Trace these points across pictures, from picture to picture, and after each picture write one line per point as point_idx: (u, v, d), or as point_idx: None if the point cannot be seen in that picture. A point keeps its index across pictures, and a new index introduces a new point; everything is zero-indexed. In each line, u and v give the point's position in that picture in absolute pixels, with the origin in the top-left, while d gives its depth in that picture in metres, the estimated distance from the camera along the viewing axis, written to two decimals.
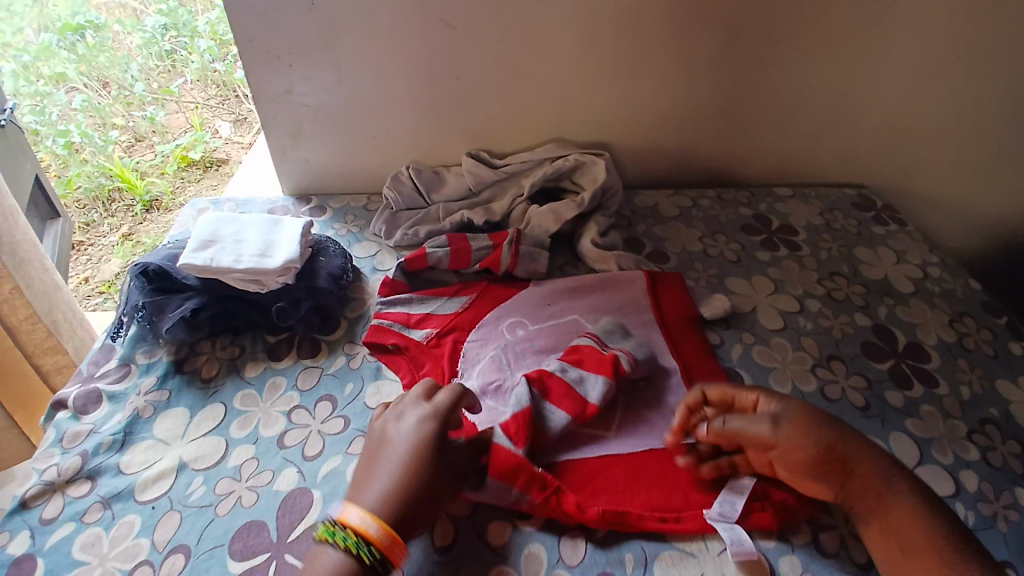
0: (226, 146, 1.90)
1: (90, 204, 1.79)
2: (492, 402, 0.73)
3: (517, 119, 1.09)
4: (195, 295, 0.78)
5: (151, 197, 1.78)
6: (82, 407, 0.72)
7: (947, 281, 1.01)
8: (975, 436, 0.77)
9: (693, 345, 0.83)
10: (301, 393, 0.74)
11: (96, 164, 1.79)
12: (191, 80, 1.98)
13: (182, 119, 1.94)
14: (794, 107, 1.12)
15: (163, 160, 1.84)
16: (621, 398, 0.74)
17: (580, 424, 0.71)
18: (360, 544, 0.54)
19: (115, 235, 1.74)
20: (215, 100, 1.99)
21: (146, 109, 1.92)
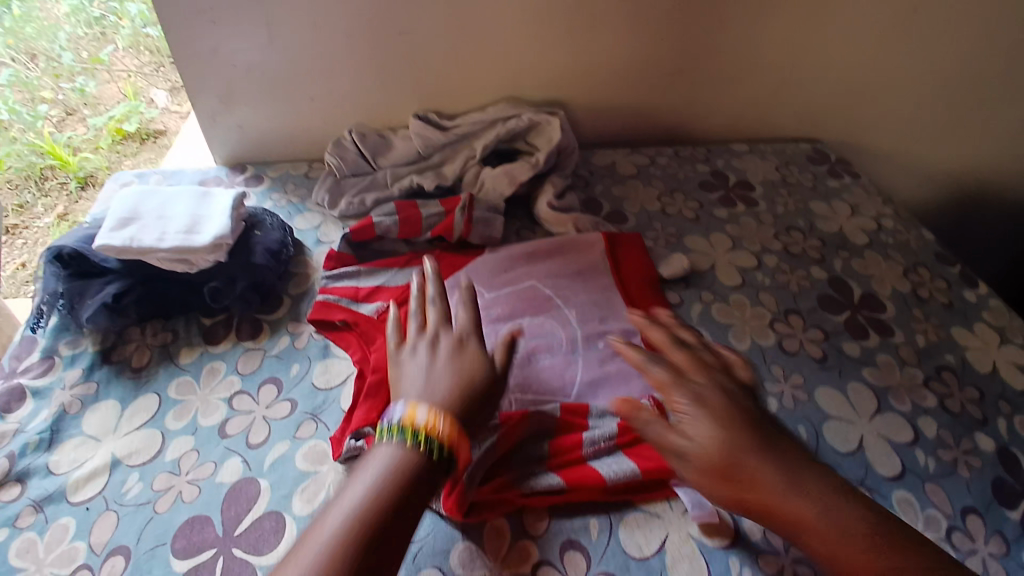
0: (162, 117, 1.75)
1: (21, 184, 1.60)
2: None
3: (466, 78, 1.03)
4: (117, 279, 0.72)
5: (85, 174, 1.64)
6: (4, 405, 0.66)
7: (901, 232, 1.02)
8: (931, 383, 0.78)
9: (653, 305, 0.81)
10: (243, 377, 0.69)
11: (26, 142, 1.60)
12: (122, 48, 1.80)
13: (116, 90, 1.77)
14: (750, 59, 1.09)
15: (97, 134, 1.68)
16: (582, 364, 0.72)
17: (539, 393, 0.69)
18: (426, 439, 0.52)
19: (50, 216, 1.56)
20: (149, 67, 1.82)
21: (76, 80, 1.74)
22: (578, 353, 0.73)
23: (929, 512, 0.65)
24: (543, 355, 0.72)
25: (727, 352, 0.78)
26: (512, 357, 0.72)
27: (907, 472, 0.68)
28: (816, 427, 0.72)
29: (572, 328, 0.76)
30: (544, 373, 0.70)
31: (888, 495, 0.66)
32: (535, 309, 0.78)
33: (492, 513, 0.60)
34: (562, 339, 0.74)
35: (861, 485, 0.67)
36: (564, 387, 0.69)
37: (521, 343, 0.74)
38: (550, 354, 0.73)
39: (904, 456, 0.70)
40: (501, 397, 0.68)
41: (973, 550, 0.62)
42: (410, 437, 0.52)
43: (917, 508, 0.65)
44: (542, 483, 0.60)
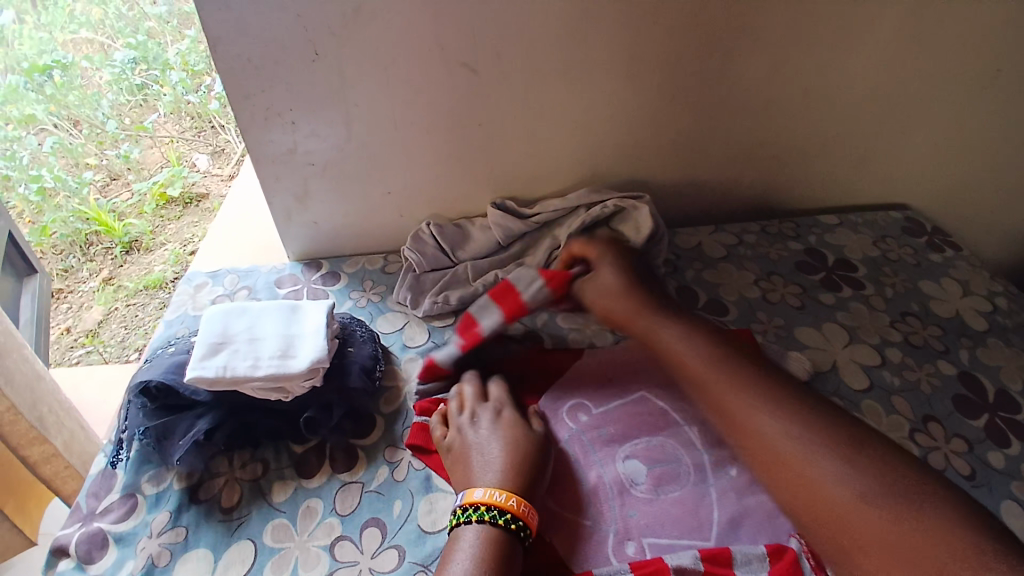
0: (205, 180, 1.77)
1: (66, 250, 1.64)
2: (569, 515, 0.63)
3: (544, 165, 1.00)
4: (208, 411, 0.67)
5: (130, 238, 1.65)
6: (87, 555, 0.60)
7: (1019, 313, 0.94)
8: None
9: None
10: (343, 519, 0.63)
11: (72, 208, 1.61)
12: (164, 115, 1.83)
13: (158, 155, 1.80)
14: (838, 132, 1.04)
15: (140, 199, 1.71)
16: (716, 497, 0.64)
17: (675, 536, 0.61)
18: (490, 510, 0.57)
19: (95, 280, 1.61)
20: (191, 133, 1.85)
21: (119, 147, 1.76)
22: (710, 482, 0.65)
23: None
24: (671, 486, 0.65)
25: None
26: (636, 489, 0.64)
27: None
28: None
29: (698, 451, 0.67)
30: (676, 510, 0.63)
31: None
32: (653, 427, 0.70)
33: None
34: (689, 466, 0.66)
35: None
36: (702, 527, 0.61)
37: (644, 471, 0.66)
38: (679, 485, 0.65)
39: None
40: (632, 542, 0.60)
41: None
42: (476, 514, 0.57)
43: None
44: None
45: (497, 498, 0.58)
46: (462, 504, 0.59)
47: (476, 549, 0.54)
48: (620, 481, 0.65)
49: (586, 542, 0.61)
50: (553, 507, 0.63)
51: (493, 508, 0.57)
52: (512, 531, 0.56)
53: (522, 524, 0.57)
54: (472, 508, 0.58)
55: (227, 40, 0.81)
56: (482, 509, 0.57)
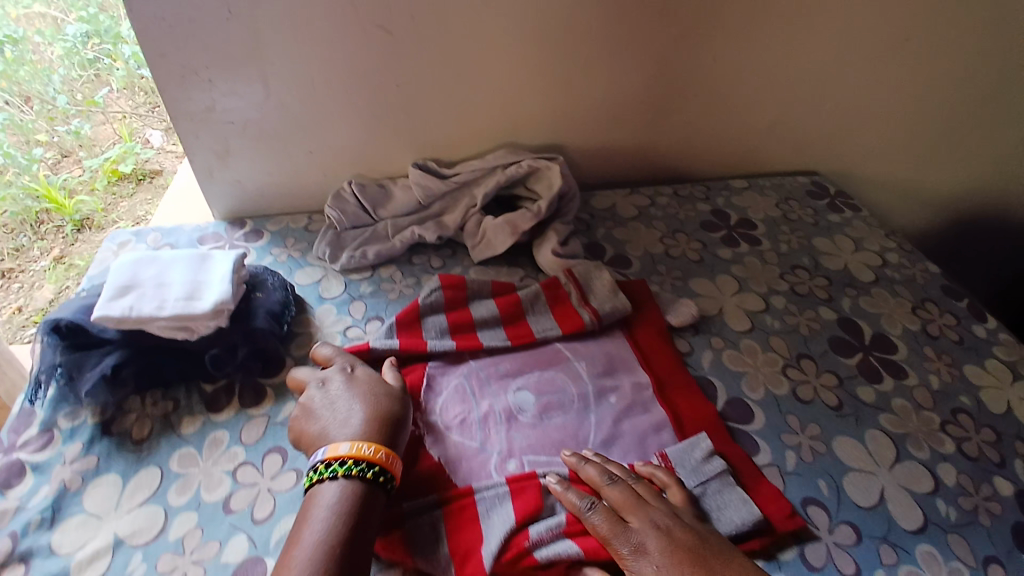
0: (159, 157, 1.66)
1: (15, 228, 1.44)
2: (458, 438, 0.68)
3: (463, 127, 1.04)
4: (114, 349, 0.70)
5: (80, 216, 1.50)
6: (4, 481, 0.64)
7: (906, 267, 1.01)
8: (948, 427, 0.76)
9: (662, 357, 0.79)
10: (246, 448, 0.67)
11: (19, 183, 1.43)
12: (116, 88, 1.63)
13: (111, 131, 1.63)
14: (742, 99, 1.10)
15: (92, 175, 1.56)
16: (594, 422, 0.71)
17: (552, 454, 0.67)
18: (358, 464, 0.57)
19: (46, 259, 1.43)
20: (145, 108, 1.69)
21: (69, 121, 1.56)
22: (590, 410, 0.72)
23: (953, 564, 0.63)
24: (555, 413, 0.71)
25: (740, 401, 0.76)
26: (523, 416, 0.71)
27: (929, 523, 0.66)
28: (836, 480, 0.69)
29: (582, 383, 0.74)
30: (556, 433, 0.69)
31: (912, 550, 0.64)
32: (545, 365, 0.77)
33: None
34: (573, 396, 0.73)
35: (884, 540, 0.64)
36: (577, 446, 0.68)
37: (532, 401, 0.72)
38: (563, 411, 0.71)
39: (926, 507, 0.68)
40: (513, 460, 0.66)
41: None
42: (342, 469, 0.57)
43: (941, 561, 0.63)
44: (562, 549, 0.57)
45: (366, 451, 0.59)
46: (325, 459, 0.58)
47: (340, 503, 0.55)
48: (509, 409, 0.71)
49: (471, 460, 0.66)
50: (446, 432, 0.68)
51: (357, 460, 0.58)
52: (379, 482, 0.58)
53: (387, 474, 0.58)
54: (335, 463, 0.57)
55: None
56: (345, 462, 0.58)
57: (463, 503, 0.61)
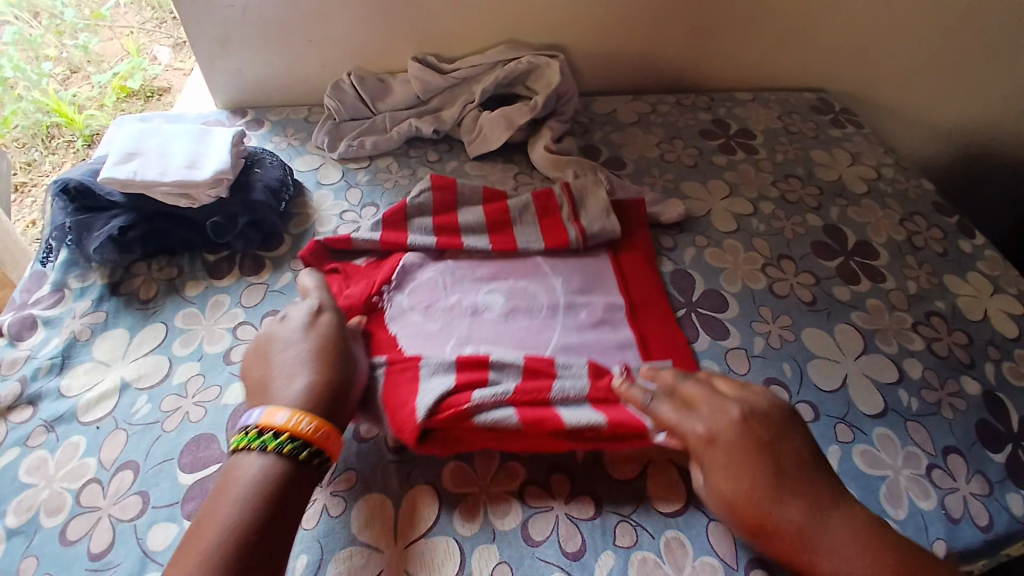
0: (166, 74, 1.68)
1: (28, 143, 1.57)
2: (419, 318, 0.71)
3: (465, 22, 1.02)
4: (122, 213, 0.74)
5: (90, 131, 1.60)
6: (17, 334, 0.69)
7: (901, 182, 1.01)
8: (919, 327, 0.79)
9: (645, 282, 0.78)
10: (247, 309, 0.72)
11: (32, 99, 1.56)
12: (124, 3, 1.73)
13: (118, 47, 1.70)
14: (755, 5, 1.06)
15: (101, 91, 1.63)
16: (558, 328, 0.71)
17: (508, 348, 0.68)
18: (291, 441, 0.52)
19: (59, 174, 1.55)
20: (152, 23, 1.74)
21: (79, 37, 1.66)
22: (570, 291, 0.75)
23: (910, 448, 0.67)
24: (521, 316, 0.72)
25: (715, 292, 0.79)
26: (488, 313, 0.72)
27: (890, 410, 0.70)
28: (800, 365, 0.73)
29: (565, 267, 0.77)
30: (517, 333, 0.70)
31: (869, 431, 0.68)
32: (522, 274, 0.77)
33: (446, 446, 0.60)
34: (543, 305, 0.73)
35: (842, 420, 0.69)
36: (536, 347, 0.69)
37: (501, 301, 0.73)
38: (529, 317, 0.72)
39: (887, 397, 0.71)
40: (470, 345, 0.68)
41: (954, 488, 0.64)
42: (272, 443, 0.52)
43: (898, 444, 0.67)
44: (499, 417, 0.59)
45: (304, 427, 0.53)
46: (258, 425, 0.53)
47: (262, 479, 0.50)
48: (474, 305, 0.73)
49: (426, 339, 0.68)
50: (408, 311, 0.71)
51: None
52: (310, 463, 0.53)
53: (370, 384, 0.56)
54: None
55: None
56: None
57: (405, 365, 0.63)
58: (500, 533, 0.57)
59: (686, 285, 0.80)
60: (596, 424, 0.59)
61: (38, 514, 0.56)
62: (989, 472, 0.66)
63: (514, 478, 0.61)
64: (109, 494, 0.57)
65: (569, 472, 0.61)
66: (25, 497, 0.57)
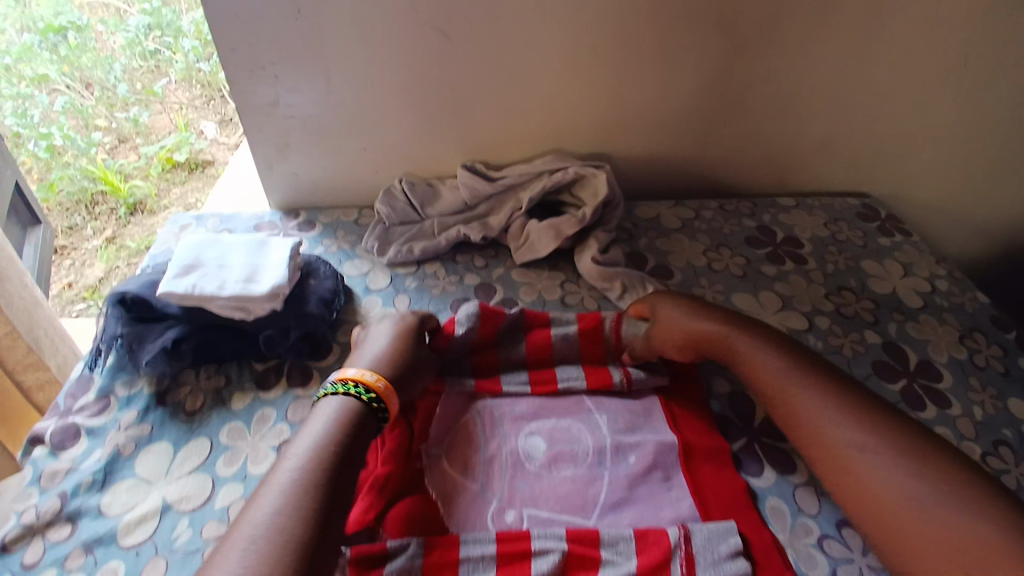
0: (211, 148, 1.77)
1: (73, 208, 1.68)
2: (457, 476, 0.66)
3: (514, 133, 1.06)
4: (177, 324, 0.74)
5: (135, 200, 1.67)
6: (59, 444, 0.69)
7: (956, 294, 0.98)
8: (988, 459, 0.75)
9: (693, 417, 0.73)
10: (292, 426, 0.70)
11: (80, 167, 1.68)
12: (175, 81, 1.86)
13: (168, 120, 1.82)
14: (797, 118, 1.09)
15: (148, 162, 1.73)
16: (607, 480, 0.66)
17: (554, 510, 0.63)
18: None
19: (98, 239, 1.63)
20: (200, 100, 1.86)
21: (130, 110, 1.80)
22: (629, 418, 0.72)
23: None
24: (565, 465, 0.67)
25: None
26: (530, 464, 0.67)
27: None
28: None
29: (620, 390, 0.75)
30: (562, 488, 0.65)
31: None
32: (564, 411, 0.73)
33: None
34: (588, 450, 0.68)
35: None
36: (584, 506, 0.64)
37: (542, 448, 0.69)
38: (574, 464, 0.67)
39: None
40: (512, 510, 0.63)
41: None
42: None
43: None
44: None
45: None
46: None
47: None
48: (517, 454, 0.68)
49: (466, 503, 0.64)
50: (447, 468, 0.67)
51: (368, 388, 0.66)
52: None
53: (381, 405, 0.65)
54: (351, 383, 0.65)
55: None
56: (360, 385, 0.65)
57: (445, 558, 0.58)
58: None
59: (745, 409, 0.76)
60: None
61: None
62: None
63: None
64: None
65: None
66: None
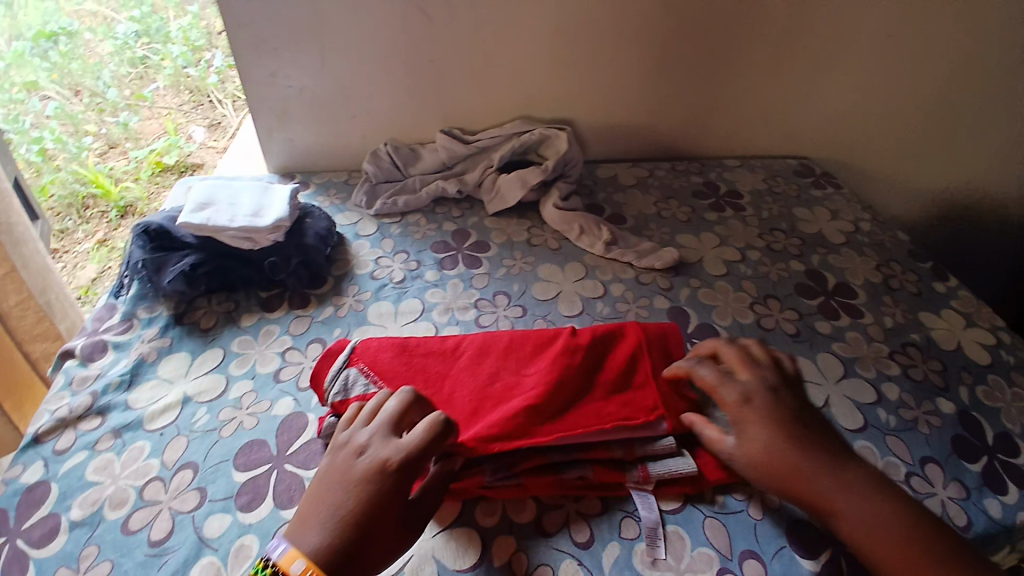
0: (200, 151, 1.82)
1: (63, 212, 1.70)
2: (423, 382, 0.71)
3: (487, 101, 1.19)
4: (193, 252, 0.86)
5: (125, 203, 1.73)
6: (89, 355, 0.80)
7: (877, 233, 1.12)
8: (896, 355, 0.88)
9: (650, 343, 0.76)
10: (294, 337, 0.82)
11: (71, 171, 1.71)
12: (163, 86, 1.93)
13: (157, 125, 1.87)
14: (739, 87, 1.22)
15: (138, 166, 1.78)
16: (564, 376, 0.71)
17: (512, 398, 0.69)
18: None
19: (89, 242, 1.68)
20: (189, 105, 1.92)
21: (119, 115, 1.85)
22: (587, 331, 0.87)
23: (890, 459, 0.74)
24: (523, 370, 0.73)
25: (709, 326, 0.89)
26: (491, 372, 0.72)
27: (869, 425, 0.78)
28: None
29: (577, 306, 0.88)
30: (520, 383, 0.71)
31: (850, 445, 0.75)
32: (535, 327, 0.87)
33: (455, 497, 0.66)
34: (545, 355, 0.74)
35: None
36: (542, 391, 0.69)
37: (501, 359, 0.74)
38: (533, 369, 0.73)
39: (867, 414, 0.79)
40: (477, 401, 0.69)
41: (932, 493, 0.70)
42: None
43: (878, 455, 0.74)
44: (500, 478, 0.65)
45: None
46: (276, 564, 0.52)
47: None
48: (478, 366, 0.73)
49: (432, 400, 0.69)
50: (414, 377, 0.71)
51: None
52: None
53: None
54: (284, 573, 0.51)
55: None
56: None
57: None
58: (518, 528, 0.64)
59: (682, 321, 0.89)
60: (585, 474, 0.65)
61: (102, 507, 0.64)
62: (966, 480, 0.72)
63: (528, 513, 0.65)
64: (170, 489, 0.65)
65: (584, 514, 0.65)
66: (89, 494, 0.65)
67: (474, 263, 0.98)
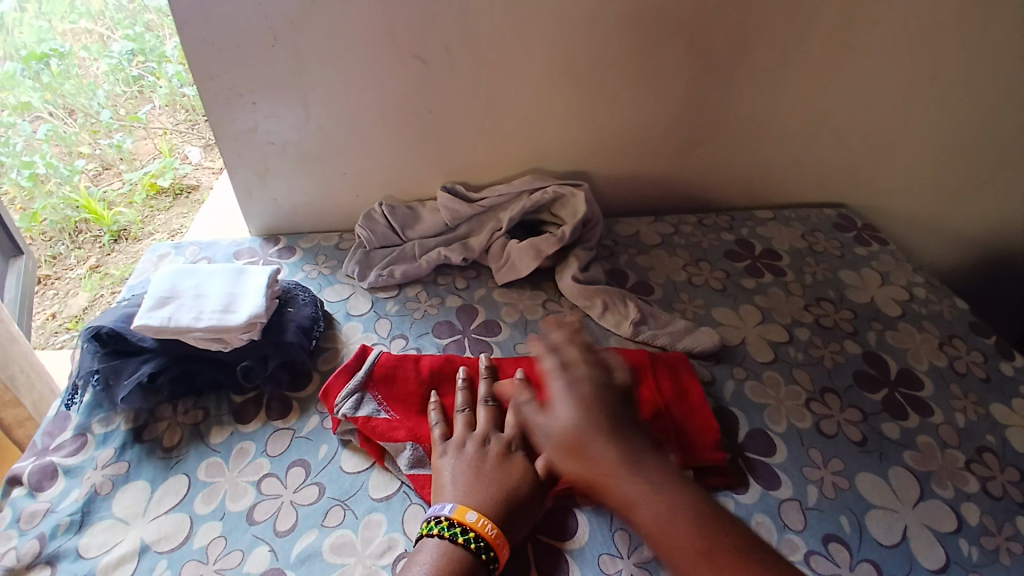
0: (196, 173, 1.68)
1: (56, 236, 1.54)
2: None
3: (492, 155, 1.07)
4: (152, 357, 0.75)
5: (119, 227, 1.57)
6: (37, 484, 0.66)
7: (934, 301, 0.99)
8: (973, 466, 0.74)
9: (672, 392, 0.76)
10: (271, 459, 0.69)
11: (63, 195, 1.52)
12: (160, 106, 1.74)
13: (152, 147, 1.71)
14: (770, 131, 1.10)
15: (131, 188, 1.62)
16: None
17: None
18: (474, 538, 0.56)
19: (82, 268, 1.51)
20: (185, 126, 1.76)
21: (113, 136, 1.66)
22: None
23: None
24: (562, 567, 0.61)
25: (762, 434, 0.76)
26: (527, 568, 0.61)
27: (951, 564, 0.64)
28: (858, 517, 0.68)
29: None
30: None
31: None
32: None
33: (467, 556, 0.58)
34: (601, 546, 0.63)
35: None
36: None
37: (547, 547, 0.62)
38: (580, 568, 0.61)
39: (949, 548, 0.66)
40: None
41: None
42: (458, 536, 0.56)
43: None
44: None
45: (485, 526, 0.57)
46: (450, 516, 0.58)
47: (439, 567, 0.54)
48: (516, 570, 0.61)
49: None
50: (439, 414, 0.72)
51: (477, 534, 0.56)
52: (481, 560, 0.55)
53: (491, 554, 0.56)
54: (458, 525, 0.57)
55: (191, 24, 0.88)
56: (467, 531, 0.56)
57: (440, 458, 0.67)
58: None
59: (730, 428, 0.76)
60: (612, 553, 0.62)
61: None
62: None
63: None
64: None
65: None
66: None
67: (484, 350, 0.85)
